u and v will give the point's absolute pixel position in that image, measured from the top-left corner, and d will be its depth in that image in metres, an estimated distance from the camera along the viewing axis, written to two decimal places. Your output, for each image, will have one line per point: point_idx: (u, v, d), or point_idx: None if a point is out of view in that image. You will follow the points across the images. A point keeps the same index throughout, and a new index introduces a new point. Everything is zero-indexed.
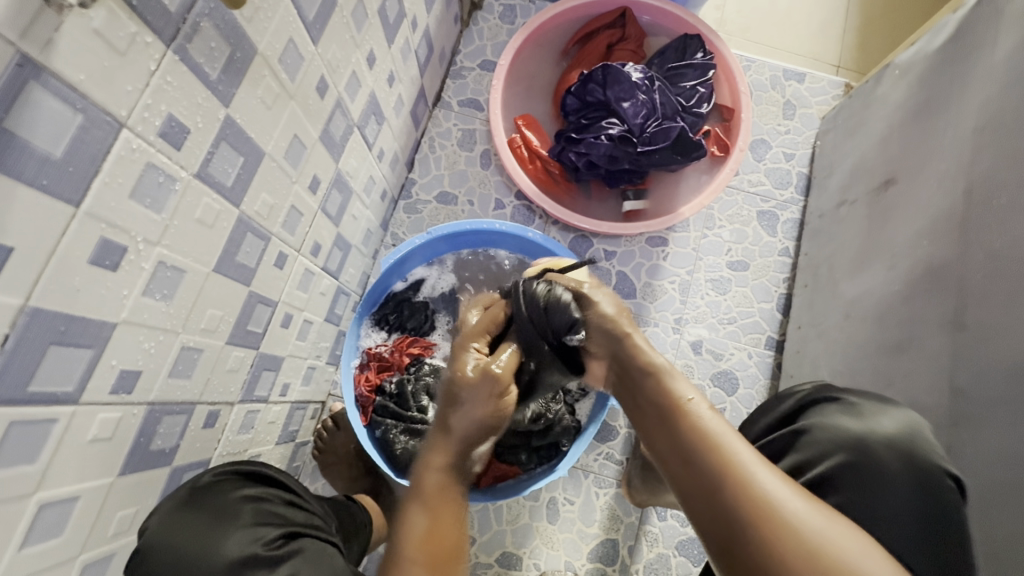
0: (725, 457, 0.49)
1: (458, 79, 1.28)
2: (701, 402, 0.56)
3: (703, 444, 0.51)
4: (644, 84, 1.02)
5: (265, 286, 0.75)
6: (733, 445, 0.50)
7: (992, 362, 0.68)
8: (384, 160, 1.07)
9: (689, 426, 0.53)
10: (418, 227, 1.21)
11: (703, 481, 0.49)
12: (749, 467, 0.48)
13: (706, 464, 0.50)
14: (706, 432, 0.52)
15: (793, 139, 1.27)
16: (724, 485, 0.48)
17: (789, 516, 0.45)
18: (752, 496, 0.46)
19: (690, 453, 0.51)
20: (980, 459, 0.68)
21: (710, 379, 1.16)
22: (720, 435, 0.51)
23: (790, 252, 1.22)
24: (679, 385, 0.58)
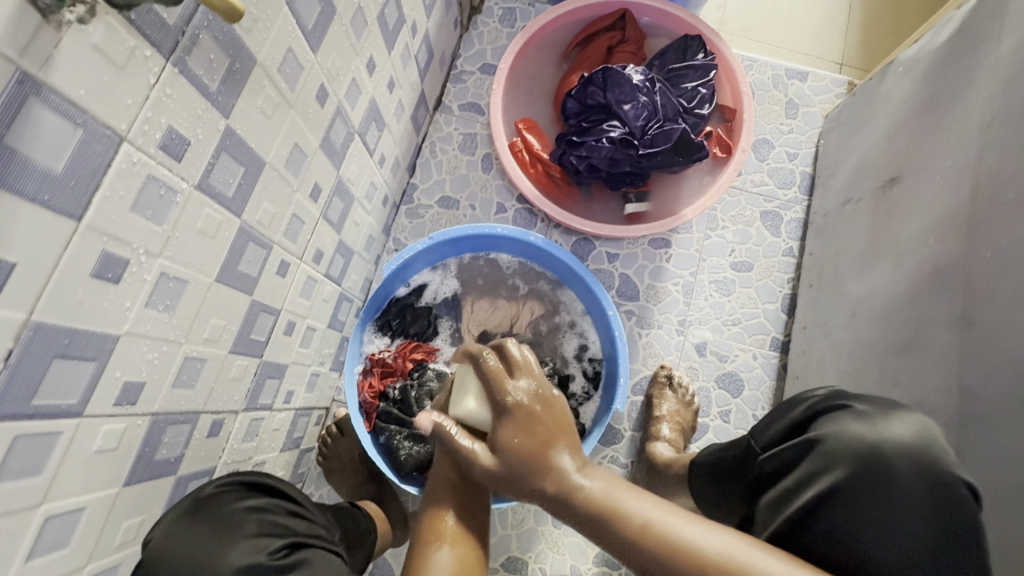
0: (663, 543, 0.50)
1: (458, 83, 1.28)
2: (616, 489, 0.54)
3: (638, 537, 0.51)
4: (644, 86, 1.02)
5: (267, 294, 0.76)
6: (668, 527, 0.51)
7: (1001, 363, 0.68)
8: (386, 165, 1.07)
9: (619, 520, 0.52)
10: (420, 232, 1.21)
11: (656, 569, 0.50)
12: (686, 542, 0.50)
13: (645, 550, 0.50)
14: (634, 526, 0.51)
15: (796, 139, 1.27)
16: (674, 565, 0.49)
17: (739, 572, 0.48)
18: (698, 566, 0.49)
19: (633, 546, 0.51)
20: (989, 462, 0.67)
21: (715, 381, 1.16)
22: (653, 521, 0.51)
23: (794, 251, 1.21)
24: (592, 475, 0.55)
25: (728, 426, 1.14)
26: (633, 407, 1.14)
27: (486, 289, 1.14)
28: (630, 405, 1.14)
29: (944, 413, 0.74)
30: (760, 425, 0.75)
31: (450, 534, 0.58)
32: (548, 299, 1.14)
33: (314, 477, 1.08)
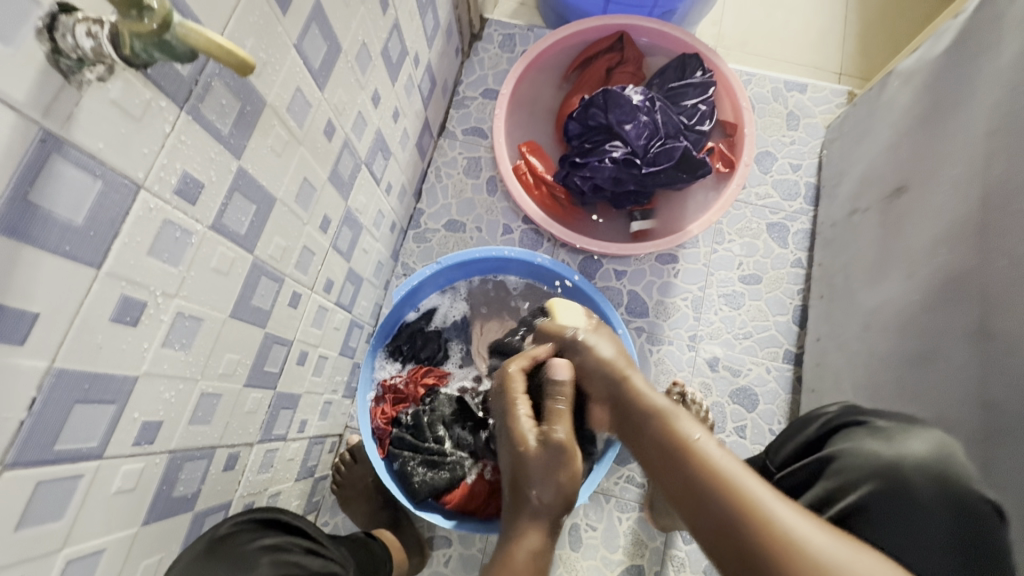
0: (742, 496, 0.47)
1: (461, 108, 1.30)
2: (706, 439, 0.54)
3: (718, 486, 0.48)
4: (644, 105, 1.03)
5: (280, 326, 0.77)
6: (747, 482, 0.48)
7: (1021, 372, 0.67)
8: (392, 193, 1.09)
9: (698, 461, 0.51)
10: (428, 256, 1.22)
11: (716, 513, 0.47)
12: (764, 502, 0.46)
13: (716, 504, 0.48)
14: (719, 469, 0.50)
15: (799, 150, 1.27)
16: (743, 522, 0.45)
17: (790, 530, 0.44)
18: (769, 528, 0.45)
19: (705, 493, 0.49)
20: (1011, 478, 0.66)
21: (729, 397, 1.14)
22: (736, 472, 0.49)
23: (803, 262, 1.21)
24: (687, 425, 0.57)
25: (745, 442, 1.12)
26: None
27: (492, 312, 1.15)
28: None
29: (965, 425, 0.73)
30: (776, 443, 0.74)
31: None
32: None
33: (328, 505, 1.08)
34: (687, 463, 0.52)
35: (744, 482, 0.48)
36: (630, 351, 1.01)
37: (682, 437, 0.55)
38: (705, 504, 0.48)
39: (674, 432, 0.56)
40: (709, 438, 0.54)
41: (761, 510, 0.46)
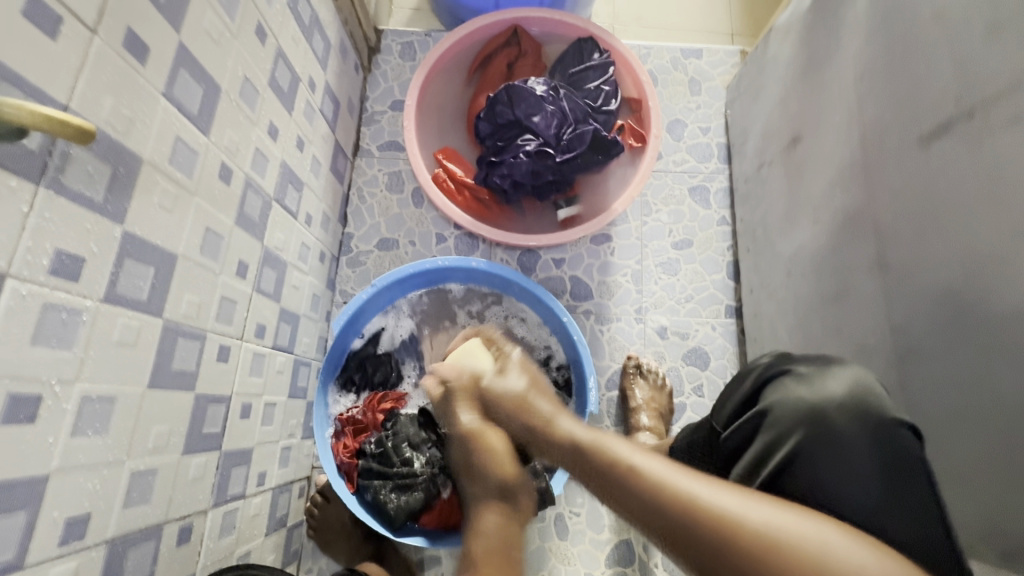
0: (710, 513, 0.49)
1: (372, 124, 1.28)
2: (641, 456, 0.55)
3: (683, 510, 0.49)
4: (549, 95, 1.04)
5: (211, 384, 0.73)
6: (711, 496, 0.50)
7: (920, 292, 0.71)
8: (314, 223, 1.06)
9: (655, 494, 0.51)
10: (365, 279, 1.20)
11: (707, 549, 0.48)
12: (739, 514, 0.48)
13: (710, 543, 0.48)
14: (675, 492, 0.51)
15: (705, 113, 1.32)
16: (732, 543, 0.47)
17: (777, 528, 0.47)
18: (757, 539, 0.47)
19: (682, 526, 0.49)
20: (927, 389, 0.71)
21: (682, 360, 1.18)
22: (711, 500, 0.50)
23: (727, 219, 1.26)
24: (615, 446, 0.58)
25: (704, 400, 1.16)
26: (610, 403, 1.16)
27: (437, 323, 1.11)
28: (605, 402, 1.15)
29: (883, 346, 0.78)
30: (716, 405, 0.76)
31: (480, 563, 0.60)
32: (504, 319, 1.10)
33: (309, 551, 1.05)
34: (665, 509, 0.50)
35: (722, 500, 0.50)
36: (580, 340, 1.02)
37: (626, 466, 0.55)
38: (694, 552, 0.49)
39: (606, 456, 0.57)
40: (631, 455, 0.56)
41: (736, 523, 0.48)
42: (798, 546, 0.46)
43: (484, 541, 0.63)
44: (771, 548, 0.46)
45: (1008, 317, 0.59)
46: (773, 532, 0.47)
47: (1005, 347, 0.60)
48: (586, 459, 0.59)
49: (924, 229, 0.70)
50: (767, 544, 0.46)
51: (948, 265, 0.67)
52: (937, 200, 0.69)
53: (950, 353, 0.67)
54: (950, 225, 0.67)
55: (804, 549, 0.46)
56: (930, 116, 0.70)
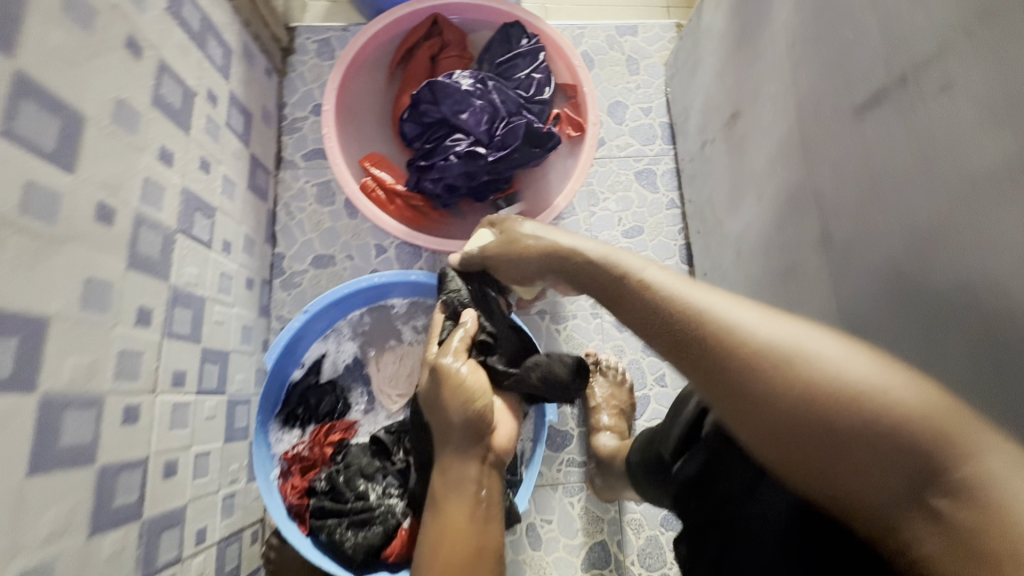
0: (793, 371, 0.46)
1: (294, 133, 1.18)
2: (757, 322, 0.49)
3: (745, 372, 0.48)
4: (477, 89, 0.98)
5: (120, 450, 0.65)
6: (791, 354, 0.47)
7: (862, 272, 0.67)
8: (235, 248, 0.97)
9: (716, 360, 0.50)
10: (302, 301, 1.12)
11: (799, 414, 0.45)
12: (819, 367, 0.45)
13: (769, 406, 0.46)
14: (744, 352, 0.48)
15: (645, 93, 1.28)
16: (799, 402, 0.45)
17: (820, 363, 0.45)
18: (816, 390, 0.45)
19: (744, 389, 0.48)
20: None
21: (643, 351, 1.15)
22: (805, 352, 0.46)
23: (677, 202, 1.23)
24: (727, 316, 0.51)
25: (667, 390, 1.14)
26: (573, 404, 1.12)
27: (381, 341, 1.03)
28: (567, 403, 1.12)
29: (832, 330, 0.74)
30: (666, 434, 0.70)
31: (445, 546, 0.67)
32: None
33: None
34: (690, 342, 0.52)
35: (783, 336, 0.48)
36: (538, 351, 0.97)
37: (704, 325, 0.51)
38: (714, 390, 0.50)
39: (689, 318, 0.52)
40: (689, 289, 0.55)
41: (816, 377, 0.45)
42: (878, 404, 0.42)
43: (469, 498, 0.71)
44: (811, 385, 0.45)
45: (957, 287, 0.54)
46: (817, 359, 0.46)
47: (958, 333, 0.55)
48: (659, 330, 0.55)
49: (861, 199, 0.65)
50: (801, 373, 0.46)
51: (887, 239, 0.62)
52: (870, 170, 0.64)
53: (902, 335, 0.61)
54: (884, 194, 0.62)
55: (878, 404, 0.42)
56: (862, 89, 0.64)
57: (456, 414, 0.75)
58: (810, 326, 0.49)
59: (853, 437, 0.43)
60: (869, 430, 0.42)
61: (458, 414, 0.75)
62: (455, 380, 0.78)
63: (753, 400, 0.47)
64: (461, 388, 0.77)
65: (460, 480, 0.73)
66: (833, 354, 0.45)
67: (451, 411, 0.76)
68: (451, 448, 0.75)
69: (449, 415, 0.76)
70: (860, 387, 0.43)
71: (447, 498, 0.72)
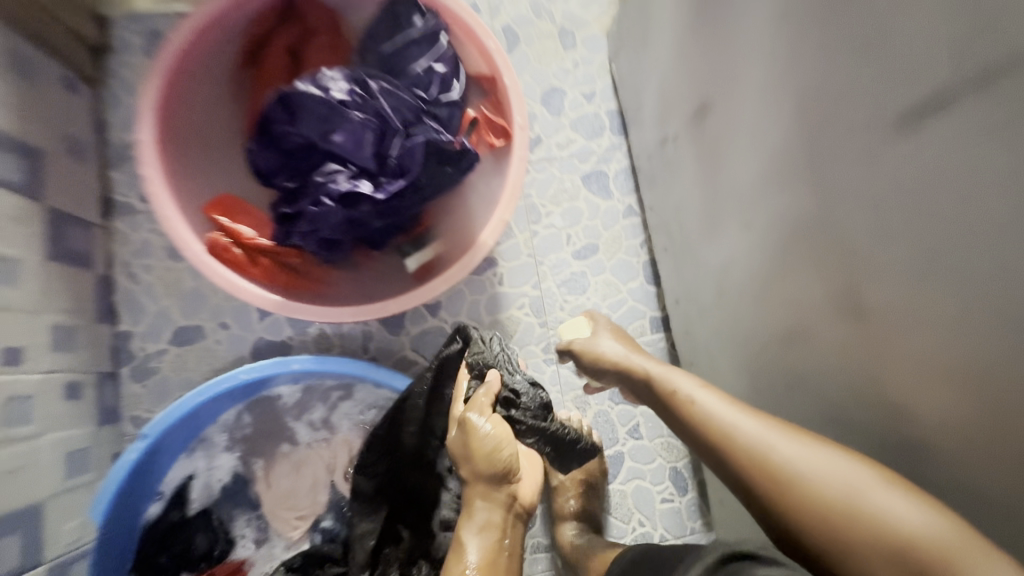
0: (804, 488, 0.53)
1: (124, 165, 0.87)
2: (780, 441, 0.55)
3: (768, 485, 0.55)
4: (354, 96, 0.70)
5: None
6: (800, 469, 0.53)
7: (906, 360, 0.48)
8: (36, 351, 0.69)
9: (729, 458, 0.58)
10: (165, 391, 0.85)
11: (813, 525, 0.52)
12: (856, 496, 0.50)
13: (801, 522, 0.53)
14: (749, 458, 0.56)
15: (586, 73, 1.02)
16: (816, 517, 0.52)
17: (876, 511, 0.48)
18: (830, 505, 0.51)
19: (781, 500, 0.54)
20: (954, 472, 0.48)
21: (610, 399, 0.95)
22: (793, 465, 0.54)
23: (635, 208, 1.00)
24: (745, 436, 0.57)
25: (644, 442, 0.94)
26: None
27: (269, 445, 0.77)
28: None
29: (860, 439, 0.57)
30: None
31: None
32: (362, 420, 0.78)
33: None
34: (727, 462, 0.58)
35: (837, 480, 0.51)
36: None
37: (734, 451, 0.58)
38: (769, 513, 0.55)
39: (695, 424, 0.62)
40: (733, 414, 0.60)
41: (854, 503, 0.50)
42: (888, 528, 0.48)
43: (482, 555, 0.61)
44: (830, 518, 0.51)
45: None
46: (822, 489, 0.51)
47: None
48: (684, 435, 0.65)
49: (906, 317, 0.47)
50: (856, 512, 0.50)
51: (950, 347, 0.44)
52: (937, 258, 0.44)
53: (953, 501, 0.49)
54: (956, 328, 0.44)
55: (874, 518, 0.49)
56: (911, 84, 0.43)
57: (484, 464, 0.62)
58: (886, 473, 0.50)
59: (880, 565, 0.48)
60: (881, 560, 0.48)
61: (485, 466, 0.62)
62: (483, 430, 0.63)
63: (811, 522, 0.52)
64: (491, 439, 0.62)
65: (476, 523, 0.62)
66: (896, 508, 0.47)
67: (476, 458, 0.62)
68: (474, 486, 0.63)
69: (475, 467, 0.63)
70: (905, 540, 0.47)
71: (470, 548, 0.61)
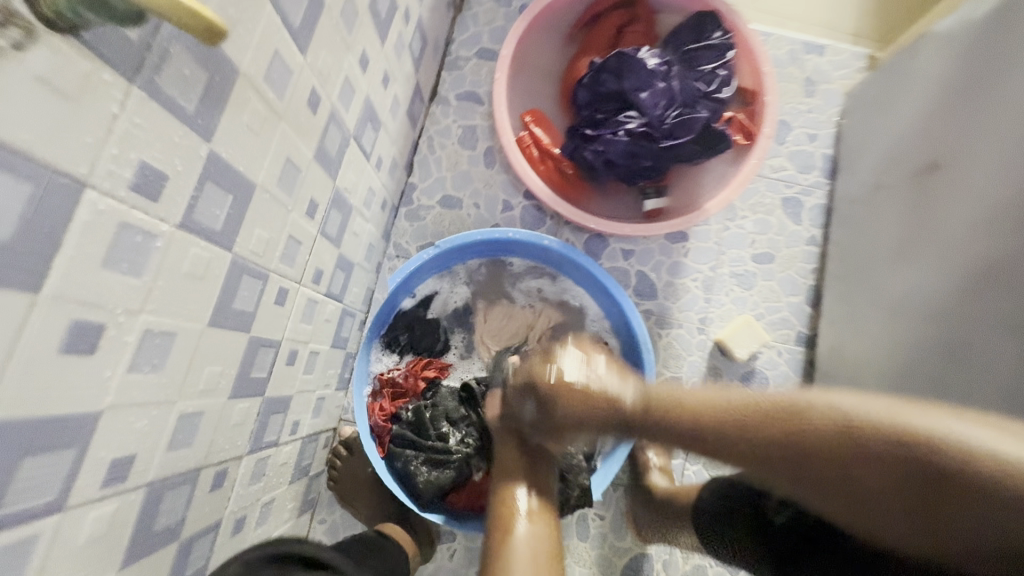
0: (829, 414, 0.49)
1: (454, 70, 1.18)
2: (832, 395, 0.51)
3: (812, 429, 0.49)
4: (661, 70, 0.94)
5: (265, 327, 0.68)
6: (832, 399, 0.50)
7: None
8: (383, 168, 0.98)
9: (813, 427, 0.49)
10: (422, 235, 1.13)
11: (868, 463, 0.45)
12: (895, 418, 0.46)
13: (846, 466, 0.47)
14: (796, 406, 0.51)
15: (816, 118, 1.20)
16: (873, 446, 0.45)
17: (918, 431, 0.44)
18: (847, 425, 0.47)
19: (841, 455, 0.47)
20: None
21: (740, 381, 1.11)
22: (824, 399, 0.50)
23: (818, 240, 1.15)
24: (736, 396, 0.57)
25: None
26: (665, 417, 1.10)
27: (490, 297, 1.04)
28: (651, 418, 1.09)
29: None
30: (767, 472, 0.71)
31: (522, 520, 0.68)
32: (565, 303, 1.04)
33: (325, 503, 1.04)
34: (667, 423, 0.58)
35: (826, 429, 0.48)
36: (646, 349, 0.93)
37: (780, 407, 0.52)
38: (834, 458, 0.47)
39: (774, 402, 0.53)
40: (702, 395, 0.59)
41: (878, 424, 0.46)
42: (876, 425, 0.46)
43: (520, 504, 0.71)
44: (849, 434, 0.47)
45: None
46: (936, 435, 0.43)
47: None
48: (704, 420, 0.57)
49: None
50: (844, 444, 0.47)
51: None
52: None
53: None
54: None
55: (843, 413, 0.48)
56: None
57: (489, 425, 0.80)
58: (943, 410, 0.46)
59: (874, 462, 0.45)
60: (913, 460, 0.43)
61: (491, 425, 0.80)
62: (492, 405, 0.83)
63: (847, 478, 0.47)
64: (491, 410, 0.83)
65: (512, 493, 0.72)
66: (844, 403, 0.49)
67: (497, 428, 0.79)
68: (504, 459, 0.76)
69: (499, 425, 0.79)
70: (965, 455, 0.41)
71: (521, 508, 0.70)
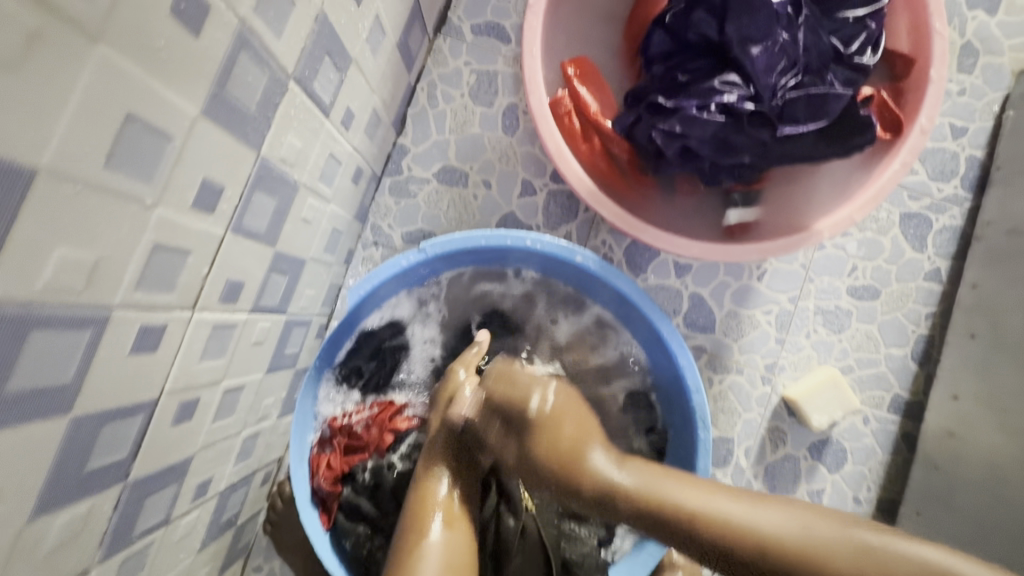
0: (725, 520, 0.54)
1: None
2: (714, 495, 0.57)
3: (692, 523, 0.55)
4: (786, 13, 0.62)
5: (116, 393, 0.42)
6: (728, 507, 0.55)
7: None
8: (356, 125, 0.69)
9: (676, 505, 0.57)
10: (410, 218, 0.85)
11: (761, 569, 0.52)
12: (755, 520, 0.53)
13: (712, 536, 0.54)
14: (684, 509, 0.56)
15: (969, 104, 0.85)
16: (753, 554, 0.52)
17: (788, 543, 0.51)
18: (740, 537, 0.53)
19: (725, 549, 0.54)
20: None
21: (807, 451, 0.85)
22: (713, 503, 0.56)
23: (942, 275, 0.85)
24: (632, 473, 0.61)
25: None
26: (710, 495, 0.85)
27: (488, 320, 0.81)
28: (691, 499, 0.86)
29: None
30: None
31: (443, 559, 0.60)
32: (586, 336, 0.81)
33: (262, 547, 0.84)
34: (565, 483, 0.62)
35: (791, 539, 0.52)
36: (704, 420, 0.71)
37: (679, 508, 0.56)
38: (708, 540, 0.54)
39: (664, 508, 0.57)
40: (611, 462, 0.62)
41: (753, 528, 0.53)
42: (754, 527, 0.53)
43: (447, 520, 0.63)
44: (750, 548, 0.53)
45: None
46: (819, 548, 0.51)
47: None
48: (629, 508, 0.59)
49: None
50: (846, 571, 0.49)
51: None
52: None
53: None
54: None
55: (757, 528, 0.53)
56: None
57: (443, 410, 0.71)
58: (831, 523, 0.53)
59: (762, 573, 0.52)
60: None
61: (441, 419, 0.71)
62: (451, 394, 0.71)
63: (732, 575, 0.54)
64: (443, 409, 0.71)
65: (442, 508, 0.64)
66: (733, 510, 0.55)
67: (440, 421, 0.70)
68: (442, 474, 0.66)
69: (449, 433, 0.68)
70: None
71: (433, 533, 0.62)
